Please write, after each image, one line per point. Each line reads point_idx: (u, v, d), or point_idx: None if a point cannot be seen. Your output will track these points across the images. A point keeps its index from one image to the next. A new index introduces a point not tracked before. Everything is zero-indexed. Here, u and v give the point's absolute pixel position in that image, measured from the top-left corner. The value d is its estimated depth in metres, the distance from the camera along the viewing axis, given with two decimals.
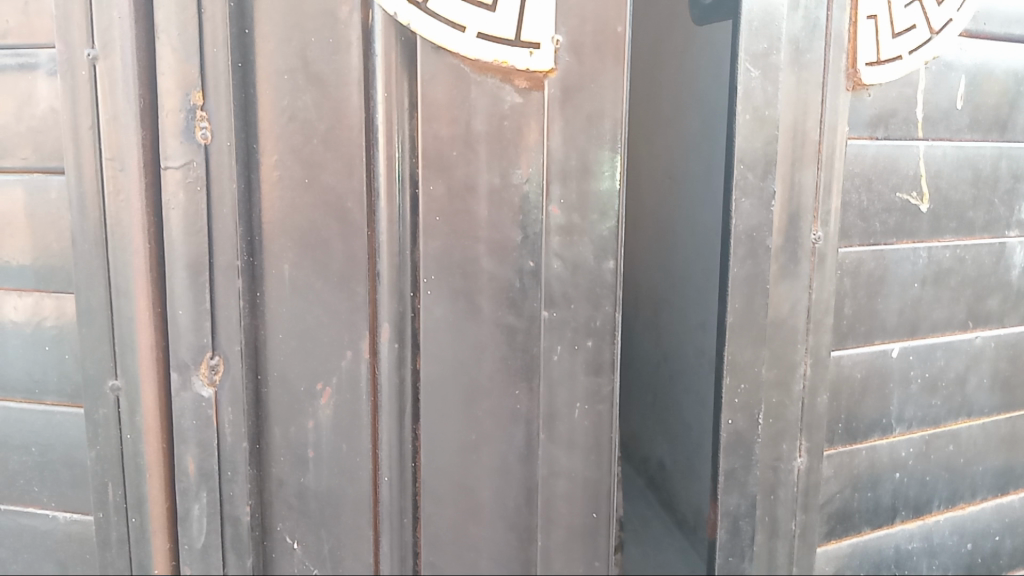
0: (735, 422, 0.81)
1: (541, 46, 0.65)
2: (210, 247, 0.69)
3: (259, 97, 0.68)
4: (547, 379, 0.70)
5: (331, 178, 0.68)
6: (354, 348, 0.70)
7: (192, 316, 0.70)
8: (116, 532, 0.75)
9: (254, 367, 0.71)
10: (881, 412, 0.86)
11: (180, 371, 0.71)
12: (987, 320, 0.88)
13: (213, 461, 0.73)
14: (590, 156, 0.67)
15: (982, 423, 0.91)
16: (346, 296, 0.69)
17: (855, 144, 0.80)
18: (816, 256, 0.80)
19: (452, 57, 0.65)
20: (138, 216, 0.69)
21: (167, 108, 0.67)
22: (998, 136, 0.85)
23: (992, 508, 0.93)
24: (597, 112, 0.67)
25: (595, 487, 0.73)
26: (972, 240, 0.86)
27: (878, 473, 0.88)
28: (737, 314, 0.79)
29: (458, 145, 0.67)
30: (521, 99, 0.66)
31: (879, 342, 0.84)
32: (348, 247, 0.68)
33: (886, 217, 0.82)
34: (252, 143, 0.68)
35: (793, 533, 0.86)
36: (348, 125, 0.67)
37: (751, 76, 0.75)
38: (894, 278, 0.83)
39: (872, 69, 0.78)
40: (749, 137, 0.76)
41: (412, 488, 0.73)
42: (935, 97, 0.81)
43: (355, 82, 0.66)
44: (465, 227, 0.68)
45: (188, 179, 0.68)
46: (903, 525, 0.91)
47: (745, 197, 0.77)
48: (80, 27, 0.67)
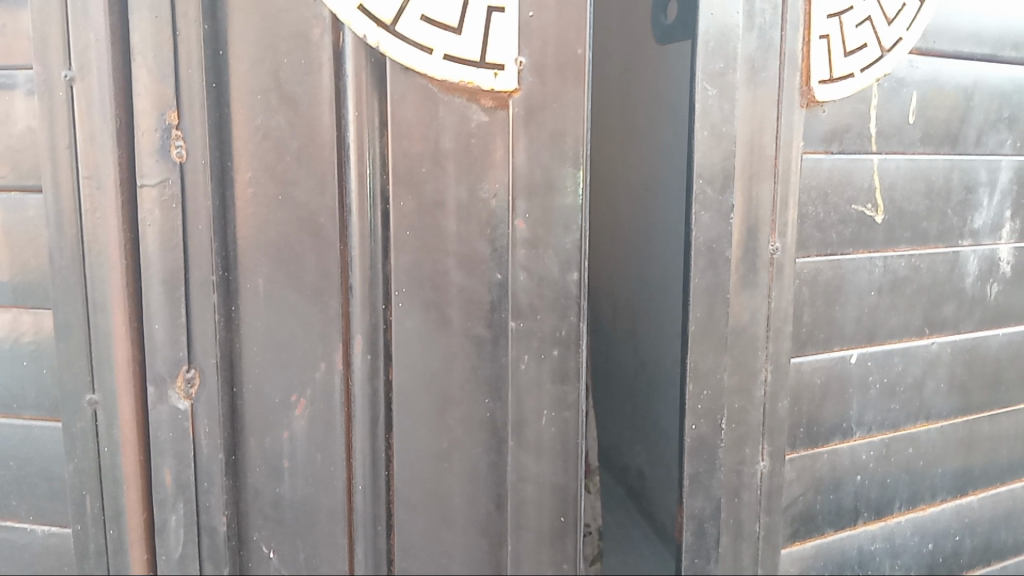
0: (699, 427, 0.84)
1: (504, 67, 0.68)
2: (186, 263, 0.71)
3: (234, 116, 0.70)
4: (515, 388, 0.73)
5: (304, 195, 0.70)
6: (328, 359, 0.72)
7: (169, 330, 0.72)
8: (94, 544, 0.76)
9: (229, 379, 0.73)
10: (841, 416, 0.89)
11: (156, 384, 0.73)
12: (942, 326, 0.91)
13: (190, 471, 0.74)
14: (553, 172, 0.70)
15: (940, 426, 0.94)
16: (319, 309, 0.71)
17: (811, 159, 0.83)
18: (774, 266, 0.83)
19: (420, 78, 0.67)
20: (115, 232, 0.71)
21: (143, 127, 0.69)
22: (949, 149, 0.88)
23: (953, 509, 0.96)
24: (560, 130, 0.70)
25: (563, 492, 0.75)
26: (927, 249, 0.89)
27: (840, 476, 0.91)
28: (698, 323, 0.81)
29: (427, 162, 0.69)
30: (488, 118, 0.69)
31: (838, 349, 0.87)
32: (320, 261, 0.70)
33: (843, 229, 0.85)
34: (227, 161, 0.70)
35: (757, 535, 0.88)
36: (319, 143, 0.69)
37: (708, 94, 0.78)
38: (851, 286, 0.87)
39: (825, 87, 0.81)
40: (708, 153, 0.79)
41: (385, 496, 0.75)
42: (887, 113, 0.85)
43: (327, 102, 0.68)
44: (434, 241, 0.70)
45: (163, 197, 0.70)
46: (865, 526, 0.93)
47: (705, 210, 0.80)
48: (57, 48, 0.69)
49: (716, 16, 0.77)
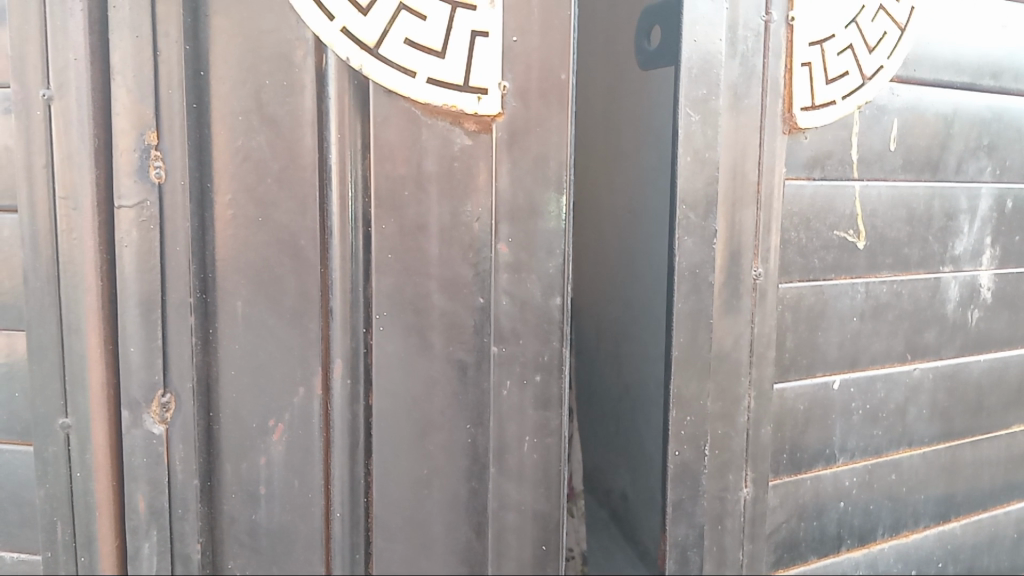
0: (682, 453, 0.83)
1: (488, 91, 0.68)
2: (162, 285, 0.70)
3: (215, 137, 0.69)
4: (497, 413, 0.72)
5: (285, 217, 0.69)
6: (307, 383, 0.71)
7: (144, 354, 0.71)
8: (64, 571, 0.75)
9: (205, 404, 0.72)
10: (824, 442, 0.89)
11: (131, 409, 0.71)
12: (924, 352, 0.92)
13: (164, 498, 0.72)
14: (536, 196, 0.70)
15: (922, 452, 0.94)
16: (299, 332, 0.70)
17: (793, 184, 0.83)
18: (757, 291, 0.83)
19: (403, 101, 0.67)
20: (91, 254, 0.70)
21: (121, 147, 0.68)
22: (930, 176, 0.89)
23: (935, 535, 0.96)
24: (543, 154, 0.69)
25: (545, 519, 0.74)
26: (908, 275, 0.89)
27: (824, 502, 0.90)
28: (682, 348, 0.81)
29: (409, 185, 0.69)
30: (471, 142, 0.69)
31: (821, 375, 0.87)
32: (300, 283, 0.69)
33: (825, 254, 0.85)
34: (207, 183, 0.70)
35: (741, 562, 0.88)
36: (301, 165, 0.68)
37: (691, 120, 0.78)
38: (833, 311, 0.87)
39: (806, 114, 0.82)
40: (691, 178, 0.79)
41: (364, 524, 0.73)
42: (869, 140, 0.85)
43: (309, 124, 0.68)
44: (416, 265, 0.70)
45: (141, 218, 0.69)
46: (849, 553, 0.93)
47: (688, 235, 0.80)
48: (36, 68, 0.68)
49: (698, 42, 0.77)
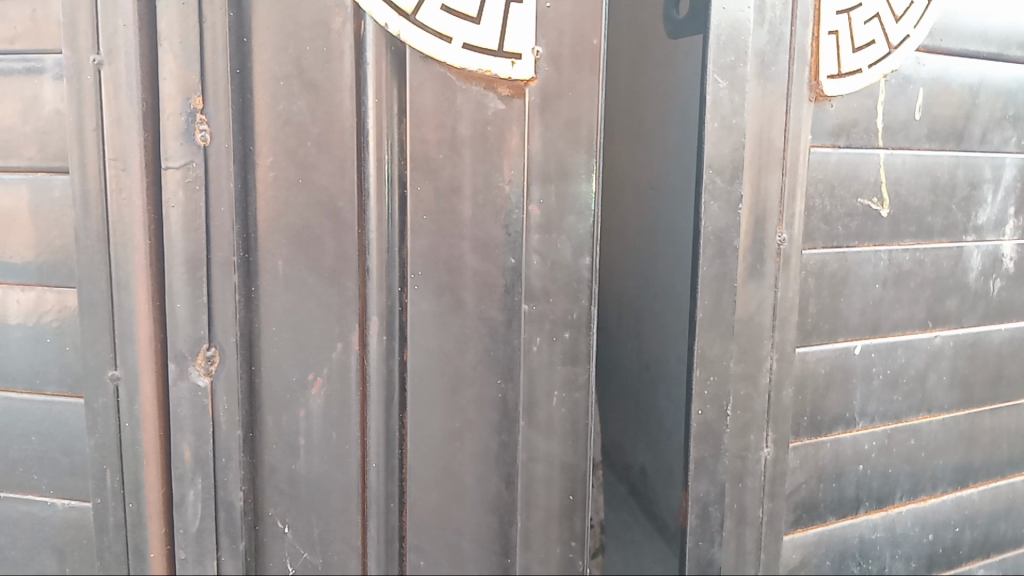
0: (705, 413, 0.85)
1: (521, 57, 0.70)
2: (207, 244, 0.73)
3: (256, 102, 0.71)
4: (527, 369, 0.75)
5: (324, 179, 0.72)
6: (345, 339, 0.74)
7: (190, 309, 0.74)
8: (113, 517, 0.78)
9: (247, 358, 0.75)
10: (844, 406, 0.91)
11: (177, 362, 0.75)
12: (945, 319, 0.93)
13: (208, 447, 0.76)
14: (567, 160, 0.72)
15: (942, 418, 0.95)
16: (337, 290, 0.73)
17: (818, 152, 0.85)
18: (781, 257, 0.85)
19: (439, 66, 0.69)
20: (139, 213, 0.73)
21: (168, 111, 0.71)
22: (955, 145, 0.90)
23: (953, 500, 0.98)
24: (575, 118, 0.71)
25: (573, 471, 0.76)
26: (931, 244, 0.91)
27: (843, 465, 0.92)
28: (706, 310, 0.83)
29: (444, 148, 0.71)
30: (504, 106, 0.71)
31: (842, 340, 0.89)
32: (339, 243, 0.72)
33: (848, 222, 0.87)
34: (249, 146, 0.72)
35: (760, 520, 0.90)
36: (340, 129, 0.71)
37: (719, 87, 0.80)
38: (856, 278, 0.88)
39: (833, 81, 0.83)
40: (717, 144, 0.80)
41: (399, 474, 0.77)
42: (894, 108, 0.86)
43: (348, 89, 0.70)
44: (450, 225, 0.72)
45: (187, 179, 0.72)
46: (867, 516, 0.95)
47: (714, 201, 0.82)
48: (86, 33, 0.71)
49: (727, 10, 0.79)
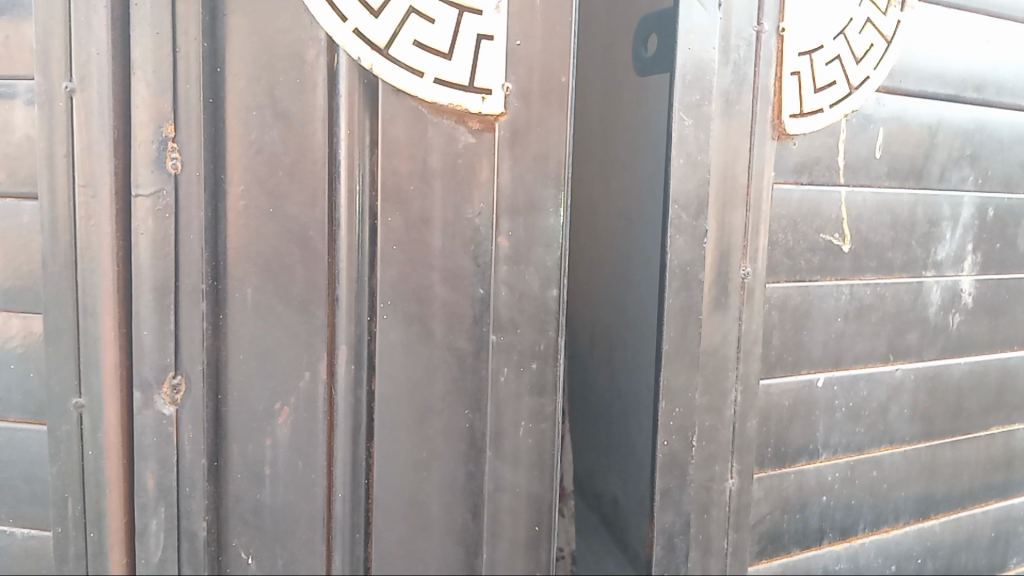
0: (670, 444, 0.86)
1: (492, 92, 0.71)
2: (176, 271, 0.73)
3: (229, 131, 0.72)
4: (494, 399, 0.75)
5: (294, 209, 0.72)
6: (312, 369, 0.74)
7: (157, 337, 0.74)
8: (74, 547, 0.77)
9: (214, 386, 0.75)
10: (808, 438, 0.92)
11: (142, 390, 0.74)
12: (906, 353, 0.95)
13: (172, 476, 0.75)
14: (535, 193, 0.73)
15: (903, 450, 0.97)
16: (306, 320, 0.73)
17: (782, 188, 0.87)
18: (745, 290, 0.87)
19: (410, 100, 0.71)
20: (109, 239, 0.73)
21: (140, 139, 0.72)
22: (914, 183, 0.92)
23: (915, 532, 0.99)
24: (544, 152, 0.73)
25: (538, 501, 0.77)
26: (892, 278, 0.93)
27: (807, 496, 0.94)
28: (672, 342, 0.84)
29: (415, 180, 0.72)
30: (474, 139, 0.72)
31: (806, 372, 0.91)
32: (308, 272, 0.73)
33: (811, 256, 0.89)
34: (220, 175, 0.73)
35: (725, 551, 0.91)
36: (312, 159, 0.72)
37: (685, 124, 0.82)
38: (819, 312, 0.90)
39: (795, 120, 0.85)
40: (683, 180, 0.82)
41: (364, 505, 0.76)
42: (855, 147, 0.89)
43: (320, 120, 0.71)
44: (419, 256, 0.73)
45: (157, 207, 0.72)
46: (831, 547, 0.96)
47: (679, 234, 0.83)
48: (59, 60, 0.71)
49: (692, 50, 0.81)
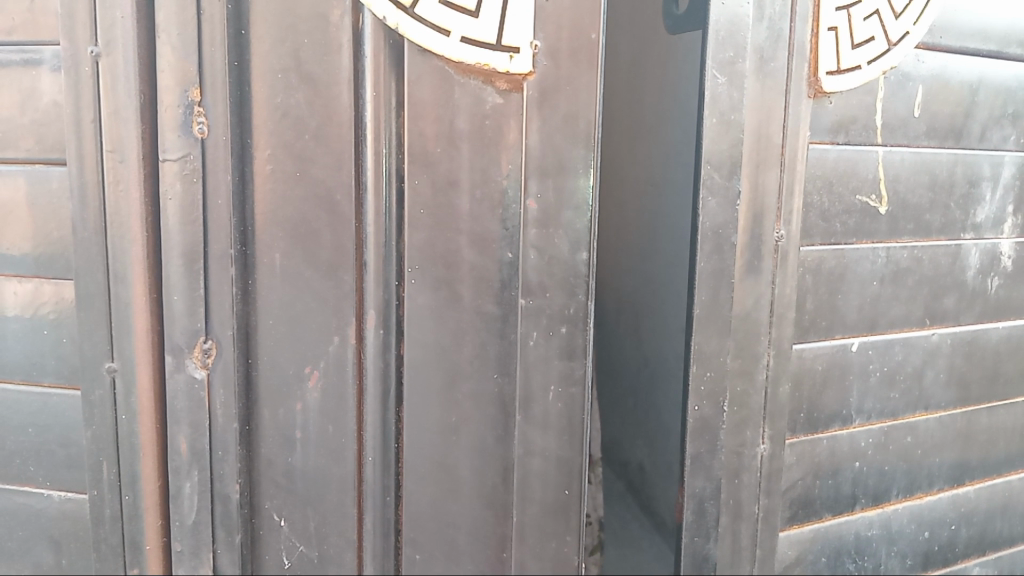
0: (701, 409, 0.85)
1: (519, 51, 0.70)
2: (204, 237, 0.73)
3: (254, 94, 0.71)
4: (523, 363, 0.75)
5: (321, 172, 0.72)
6: (342, 334, 0.74)
7: (187, 302, 0.74)
8: (110, 509, 0.78)
9: (244, 351, 0.75)
10: (841, 403, 0.91)
11: (174, 354, 0.75)
12: (943, 317, 0.93)
13: (205, 440, 0.76)
14: (564, 155, 0.72)
15: (938, 416, 0.96)
16: (334, 285, 0.73)
17: (816, 149, 0.84)
18: (778, 253, 0.85)
19: (437, 60, 0.69)
20: (137, 205, 0.73)
21: (166, 103, 0.71)
22: (953, 143, 0.90)
23: (949, 498, 0.98)
24: (572, 112, 0.71)
25: (568, 465, 0.77)
26: (929, 242, 0.91)
27: (839, 462, 0.92)
28: (703, 306, 0.83)
29: (441, 142, 0.71)
30: (502, 100, 0.71)
31: (839, 337, 0.89)
32: (336, 237, 0.72)
33: (846, 219, 0.87)
34: (247, 139, 0.72)
35: (756, 516, 0.90)
36: (338, 122, 0.71)
37: (717, 83, 0.80)
38: (854, 275, 0.88)
39: (831, 78, 0.83)
40: (716, 140, 0.81)
41: (395, 467, 0.77)
42: (893, 106, 0.86)
43: (346, 82, 0.70)
44: (447, 220, 0.72)
45: (185, 171, 0.72)
46: (863, 513, 0.95)
47: (711, 195, 0.82)
48: (84, 25, 0.70)
49: (726, 5, 0.79)
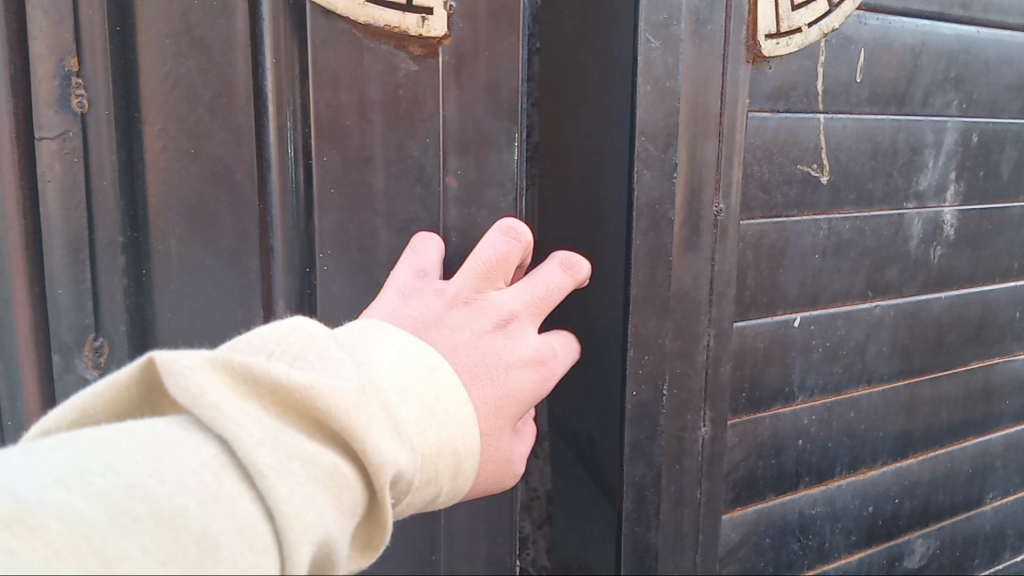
0: (640, 394, 0.81)
1: (433, 12, 0.64)
2: (90, 223, 0.64)
3: (140, 63, 0.63)
4: None
5: (219, 149, 0.65)
6: (249, 327, 0.68)
7: (73, 296, 0.65)
8: None
9: (140, 347, 0.68)
10: (783, 380, 0.88)
11: (61, 353, 0.66)
12: (886, 289, 0.91)
13: None
14: (485, 127, 0.68)
15: (881, 389, 0.94)
16: (239, 273, 0.67)
17: (756, 117, 0.80)
18: (718, 228, 0.81)
19: (342, 22, 0.63)
20: (12, 189, 0.63)
21: (40, 74, 0.61)
22: (896, 109, 0.87)
23: (893, 472, 0.97)
24: (495, 80, 0.68)
25: None
26: (871, 212, 0.88)
27: (782, 440, 0.90)
28: (640, 286, 0.78)
29: (353, 114, 0.65)
30: (416, 67, 0.65)
31: (781, 313, 0.86)
32: (238, 221, 0.66)
33: (788, 190, 0.83)
34: (134, 113, 0.64)
35: (698, 501, 0.87)
36: (235, 94, 0.64)
37: (651, 47, 0.73)
38: (795, 249, 0.85)
39: (770, 41, 0.78)
40: (651, 109, 0.75)
41: None
42: (835, 70, 0.82)
43: (242, 48, 0.63)
44: (362, 201, 0.67)
45: (64, 150, 0.63)
46: (806, 491, 0.93)
47: (646, 169, 0.76)
48: None
49: None
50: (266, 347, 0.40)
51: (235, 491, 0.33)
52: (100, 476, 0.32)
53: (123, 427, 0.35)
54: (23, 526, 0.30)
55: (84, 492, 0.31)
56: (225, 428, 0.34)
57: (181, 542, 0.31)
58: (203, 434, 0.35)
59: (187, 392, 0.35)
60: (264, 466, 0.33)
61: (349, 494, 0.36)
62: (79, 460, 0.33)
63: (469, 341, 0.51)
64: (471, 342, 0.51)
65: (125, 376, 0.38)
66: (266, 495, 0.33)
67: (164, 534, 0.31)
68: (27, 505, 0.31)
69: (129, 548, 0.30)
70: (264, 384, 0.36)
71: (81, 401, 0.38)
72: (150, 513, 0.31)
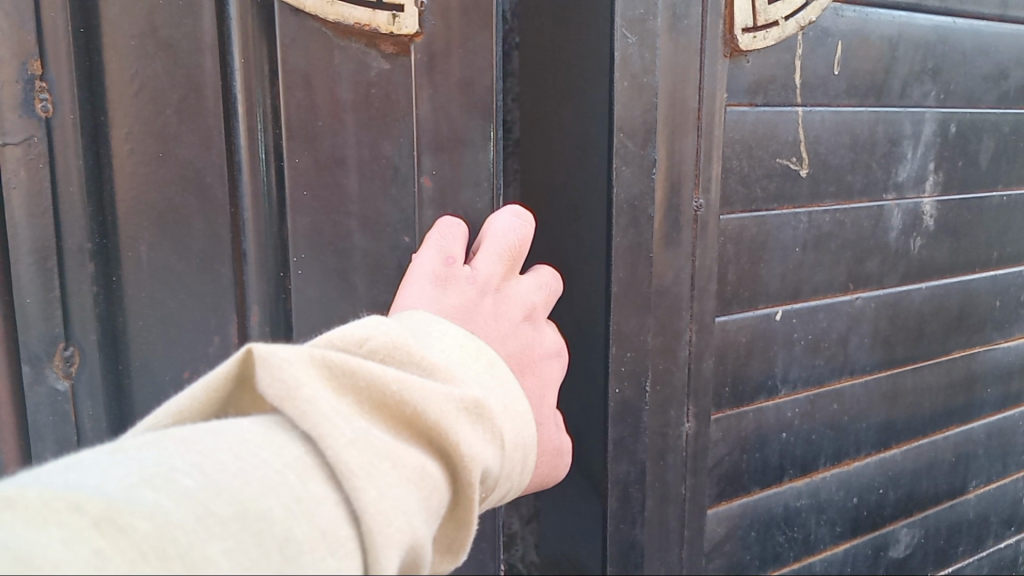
0: (623, 390, 0.81)
1: (404, 9, 0.63)
2: (58, 229, 0.62)
3: (106, 65, 0.61)
4: None
5: (188, 152, 0.63)
6: (222, 333, 0.67)
7: (42, 306, 0.63)
8: None
9: (112, 357, 0.66)
10: (765, 374, 0.88)
11: (31, 363, 0.64)
12: (866, 281, 0.91)
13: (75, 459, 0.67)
14: (459, 126, 0.68)
15: (864, 380, 0.94)
16: (211, 279, 0.66)
17: (734, 111, 0.80)
18: (698, 224, 0.80)
19: (312, 21, 0.62)
20: None
21: (1, 77, 0.59)
22: (874, 101, 0.86)
23: (876, 462, 0.97)
24: (469, 79, 0.67)
25: None
26: (851, 204, 0.88)
27: (765, 433, 0.89)
28: (620, 284, 0.78)
29: (325, 115, 0.64)
30: (388, 65, 0.65)
31: (762, 307, 0.86)
32: (209, 225, 0.65)
33: (767, 184, 0.83)
34: (101, 117, 0.62)
35: (683, 497, 0.87)
36: (203, 95, 0.62)
37: (628, 43, 0.72)
38: (776, 243, 0.85)
39: (747, 35, 0.77)
40: (628, 106, 0.74)
41: None
42: (812, 63, 0.82)
43: (210, 48, 0.62)
44: (335, 204, 0.66)
45: (29, 157, 0.60)
46: (791, 483, 0.93)
47: (625, 165, 0.75)
48: None
49: None
50: (350, 346, 0.39)
51: (324, 496, 0.32)
52: (186, 476, 0.30)
53: (209, 424, 0.33)
54: (111, 524, 0.27)
55: (173, 493, 0.29)
56: (316, 427, 0.33)
57: (264, 547, 0.29)
58: (290, 433, 0.34)
59: (282, 386, 0.34)
60: (354, 467, 0.32)
61: (435, 496, 0.36)
62: (168, 458, 0.30)
63: (512, 332, 0.52)
64: (514, 332, 0.53)
65: (220, 373, 0.36)
66: (355, 498, 0.32)
67: (251, 539, 0.29)
68: (112, 501, 0.28)
69: (214, 552, 0.28)
70: (357, 385, 0.36)
71: (175, 406, 0.36)
72: (237, 517, 0.29)
